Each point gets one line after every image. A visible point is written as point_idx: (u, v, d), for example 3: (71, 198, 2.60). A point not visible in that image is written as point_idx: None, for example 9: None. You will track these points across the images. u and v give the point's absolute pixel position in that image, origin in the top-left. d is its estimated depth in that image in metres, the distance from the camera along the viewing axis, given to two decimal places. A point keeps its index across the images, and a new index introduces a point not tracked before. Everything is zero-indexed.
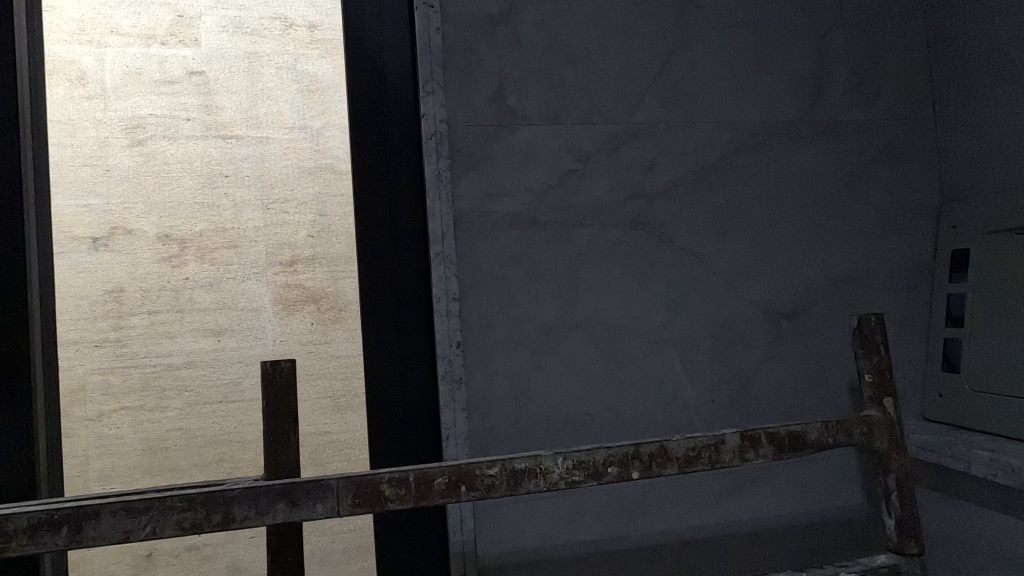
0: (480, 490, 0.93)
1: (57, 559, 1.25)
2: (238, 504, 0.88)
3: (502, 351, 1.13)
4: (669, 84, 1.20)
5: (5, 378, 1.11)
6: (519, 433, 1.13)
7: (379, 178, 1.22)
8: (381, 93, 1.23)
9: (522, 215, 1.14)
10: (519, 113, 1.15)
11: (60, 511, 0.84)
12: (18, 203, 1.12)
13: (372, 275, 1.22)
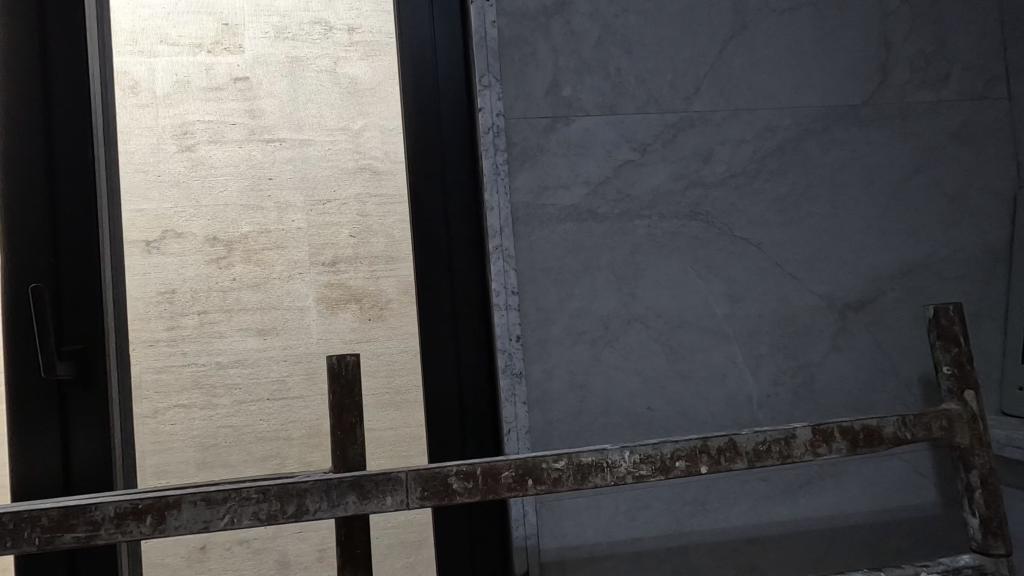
0: (547, 484, 0.93)
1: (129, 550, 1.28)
2: (311, 495, 0.89)
3: (561, 345, 1.11)
4: (728, 70, 1.17)
5: (84, 375, 1.17)
6: (579, 427, 1.11)
7: (434, 176, 1.25)
8: (434, 93, 1.27)
9: (580, 208, 1.13)
10: (574, 104, 1.13)
11: (144, 501, 0.86)
12: (92, 212, 1.19)
13: (429, 272, 1.24)
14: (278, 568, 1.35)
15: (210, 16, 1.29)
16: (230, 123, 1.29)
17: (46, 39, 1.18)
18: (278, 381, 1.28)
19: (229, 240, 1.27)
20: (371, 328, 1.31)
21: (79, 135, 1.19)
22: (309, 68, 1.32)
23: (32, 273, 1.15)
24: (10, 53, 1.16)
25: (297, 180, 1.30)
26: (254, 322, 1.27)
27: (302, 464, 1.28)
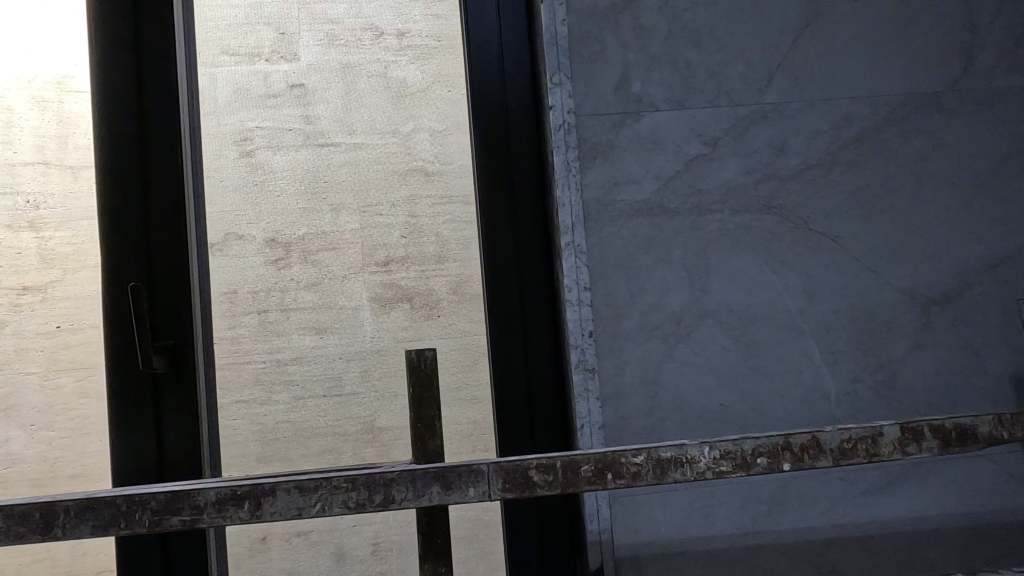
0: (626, 479, 0.93)
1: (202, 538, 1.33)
2: (397, 486, 0.92)
3: (633, 341, 1.11)
4: (802, 60, 1.15)
5: (176, 369, 1.25)
6: (652, 424, 1.11)
7: (502, 179, 1.31)
8: (501, 98, 1.33)
9: (650, 203, 1.12)
10: (644, 99, 1.13)
11: (241, 488, 0.91)
12: (181, 216, 1.27)
13: (498, 270, 1.30)
14: (337, 560, 1.38)
15: (269, 27, 1.34)
16: (287, 129, 1.33)
17: (140, 60, 1.28)
18: (334, 376, 1.32)
19: (288, 241, 1.32)
20: (422, 326, 1.34)
21: (168, 149, 1.27)
22: (362, 74, 1.35)
23: (130, 278, 1.24)
24: (108, 78, 1.26)
25: (351, 183, 1.34)
26: (312, 318, 1.32)
27: (357, 459, 1.31)
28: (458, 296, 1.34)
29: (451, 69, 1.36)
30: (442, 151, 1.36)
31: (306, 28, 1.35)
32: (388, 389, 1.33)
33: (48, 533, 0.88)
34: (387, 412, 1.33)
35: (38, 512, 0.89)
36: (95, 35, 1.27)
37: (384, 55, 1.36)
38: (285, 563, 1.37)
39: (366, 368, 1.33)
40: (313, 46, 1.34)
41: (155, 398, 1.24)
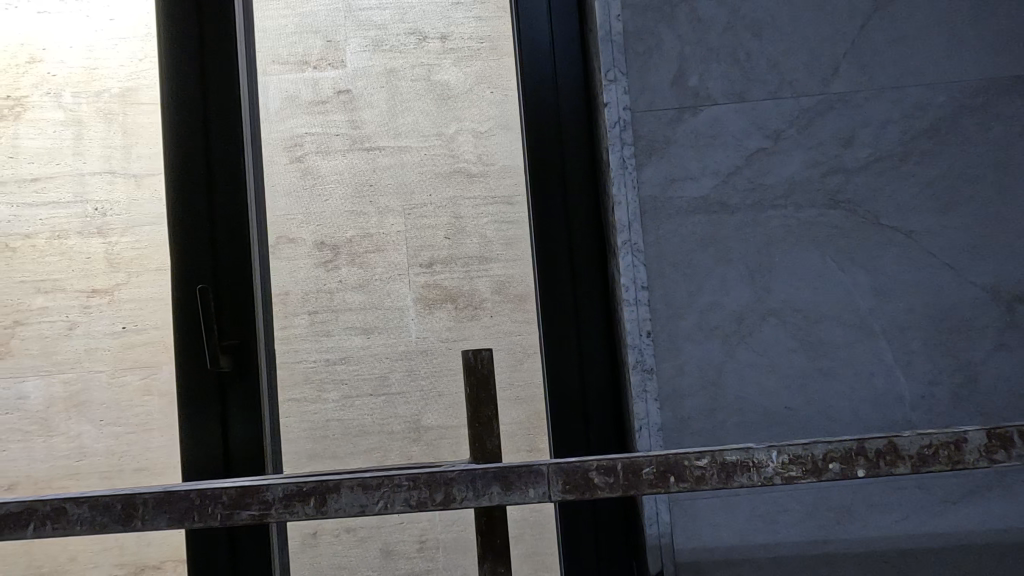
0: (689, 482, 0.90)
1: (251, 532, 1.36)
2: (457, 485, 0.92)
3: (692, 341, 1.08)
4: (870, 48, 1.10)
5: (240, 369, 1.29)
6: (712, 426, 1.08)
7: (555, 179, 1.31)
8: (552, 97, 1.32)
9: (709, 199, 1.09)
10: (702, 93, 1.10)
11: (307, 484, 0.93)
12: (243, 222, 1.31)
13: (552, 270, 1.30)
14: (385, 557, 1.40)
15: (317, 35, 1.36)
16: (335, 134, 1.36)
17: (204, 73, 1.33)
18: (381, 376, 1.34)
19: (337, 243, 1.35)
20: (467, 327, 1.34)
21: (231, 155, 1.32)
22: (405, 78, 1.36)
23: (198, 281, 1.30)
24: (177, 89, 1.32)
25: (396, 186, 1.36)
26: (359, 319, 1.34)
27: (403, 458, 1.33)
28: (502, 296, 1.34)
29: (492, 70, 1.36)
30: (486, 152, 1.36)
31: (352, 34, 1.37)
32: (433, 388, 1.34)
33: (129, 524, 0.93)
34: (432, 412, 1.34)
35: (119, 504, 0.93)
36: (167, 49, 1.33)
37: (427, 59, 1.36)
38: (335, 558, 1.39)
39: (412, 368, 1.34)
40: (358, 52, 1.36)
41: (221, 398, 1.29)
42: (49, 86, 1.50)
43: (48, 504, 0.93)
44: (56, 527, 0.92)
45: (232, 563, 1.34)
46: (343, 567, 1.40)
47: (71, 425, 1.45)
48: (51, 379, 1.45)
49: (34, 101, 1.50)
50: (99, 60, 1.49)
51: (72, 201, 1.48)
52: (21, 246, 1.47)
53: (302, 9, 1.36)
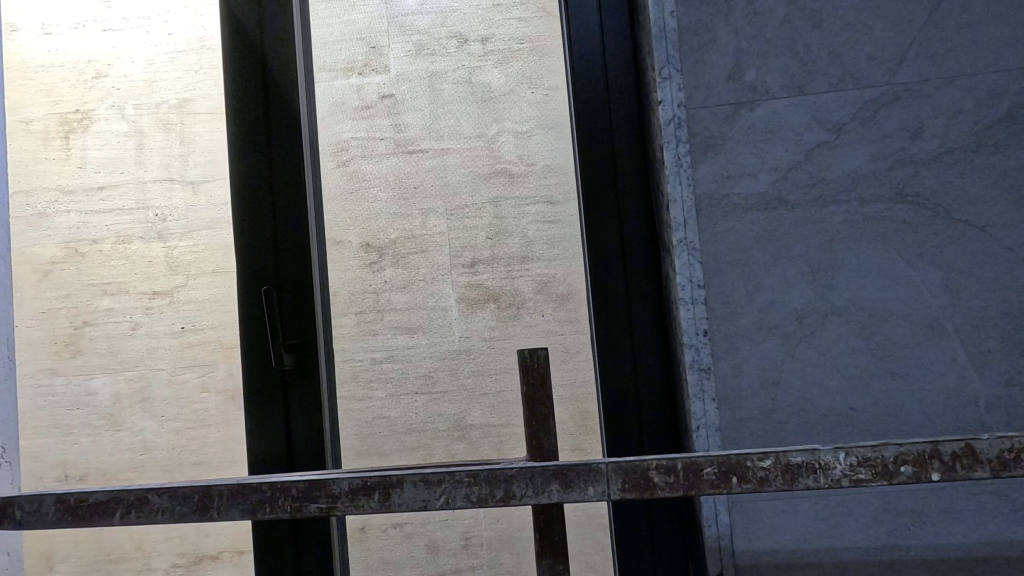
0: (752, 483, 0.88)
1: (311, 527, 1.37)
2: (517, 482, 0.93)
3: (750, 340, 1.07)
4: (939, 35, 1.05)
5: (302, 368, 1.34)
6: (772, 427, 1.06)
7: (607, 176, 1.29)
8: (604, 91, 1.30)
9: (767, 195, 1.07)
10: (759, 88, 1.08)
11: (372, 479, 0.96)
12: (303, 225, 1.35)
13: (605, 269, 1.28)
14: (430, 552, 1.53)
15: (361, 41, 1.47)
16: (380, 137, 1.48)
17: (267, 75, 1.37)
18: (426, 373, 1.47)
19: (383, 246, 1.45)
20: (509, 326, 1.47)
21: (291, 158, 1.36)
22: (447, 80, 1.49)
23: (261, 279, 1.35)
24: (237, 89, 1.36)
25: (438, 188, 1.47)
26: (402, 320, 1.45)
27: (447, 455, 1.44)
28: (542, 294, 1.46)
29: (532, 69, 1.47)
30: (526, 153, 1.46)
31: (395, 40, 1.49)
32: (475, 387, 1.45)
33: (206, 513, 0.98)
34: (475, 410, 1.45)
35: (196, 495, 0.98)
36: (231, 51, 1.36)
37: (468, 61, 1.48)
38: (385, 553, 1.50)
39: (455, 368, 1.46)
40: (400, 58, 1.48)
41: (283, 395, 1.33)
42: (111, 101, 2.77)
43: (131, 493, 0.99)
44: (140, 515, 0.98)
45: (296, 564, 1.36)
46: (389, 562, 1.50)
47: (131, 415, 2.67)
48: (113, 373, 2.64)
49: (98, 115, 2.77)
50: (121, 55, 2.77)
51: (138, 207, 2.75)
52: (91, 249, 2.72)
53: (349, 17, 1.48)
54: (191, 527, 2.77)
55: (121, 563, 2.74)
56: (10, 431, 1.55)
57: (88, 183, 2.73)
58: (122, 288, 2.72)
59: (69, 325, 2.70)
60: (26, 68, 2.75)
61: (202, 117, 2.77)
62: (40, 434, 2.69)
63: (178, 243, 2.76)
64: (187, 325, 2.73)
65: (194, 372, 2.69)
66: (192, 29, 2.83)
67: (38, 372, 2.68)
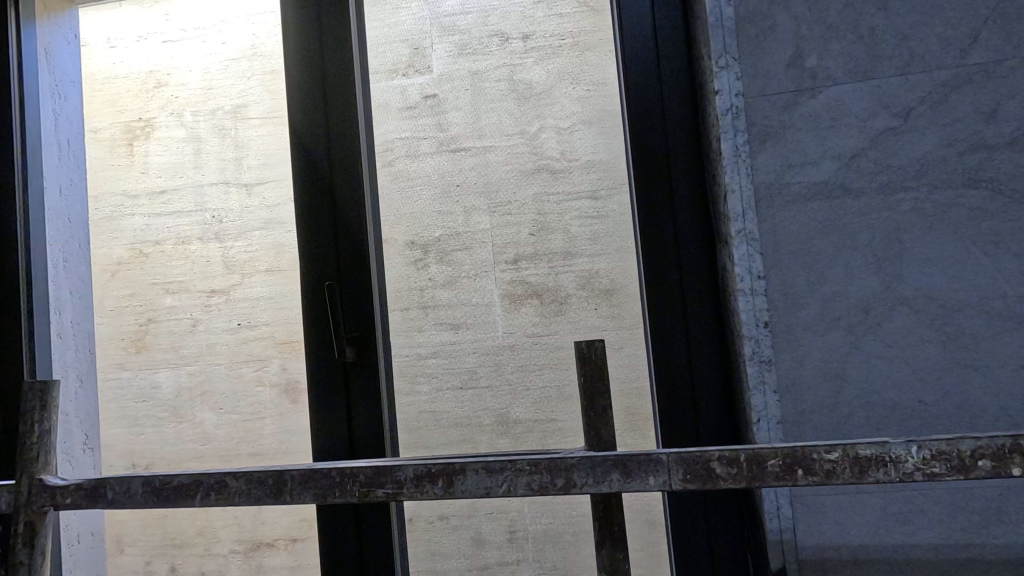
0: (819, 476, 0.86)
1: (373, 509, 1.41)
2: (578, 470, 0.93)
3: (813, 332, 1.05)
4: (1016, 12, 1.01)
5: (362, 358, 1.39)
6: (836, 420, 1.04)
7: (660, 166, 1.28)
8: (657, 82, 1.29)
9: (830, 184, 1.05)
10: (821, 74, 1.06)
11: (435, 466, 0.97)
12: (361, 220, 1.40)
13: (659, 260, 1.28)
14: (476, 544, 1.62)
15: (404, 45, 1.59)
16: (424, 138, 1.58)
17: (325, 75, 1.42)
18: (470, 371, 1.55)
19: (427, 243, 1.56)
20: (553, 321, 1.56)
21: (350, 155, 1.41)
22: (489, 79, 1.60)
23: (323, 276, 1.40)
24: (300, 90, 1.42)
25: (481, 185, 1.56)
26: (448, 317, 1.56)
27: (493, 447, 1.53)
28: (586, 290, 1.55)
29: (574, 67, 1.58)
30: (568, 148, 1.58)
31: (437, 42, 1.61)
32: (520, 383, 1.55)
33: (280, 497, 0.99)
34: (519, 407, 1.54)
35: (271, 479, 1.00)
36: (293, 53, 1.43)
37: (510, 60, 1.60)
38: (433, 544, 1.60)
39: (499, 364, 1.55)
40: (444, 59, 1.60)
41: (345, 384, 1.39)
42: (172, 108, 2.91)
43: (211, 476, 1.00)
44: (219, 497, 0.99)
45: (359, 553, 1.41)
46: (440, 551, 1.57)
47: (192, 408, 2.84)
48: (178, 368, 2.84)
49: (161, 122, 2.91)
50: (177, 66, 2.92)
51: (196, 209, 2.87)
52: (153, 252, 2.89)
53: (390, 21, 1.58)
54: (249, 515, 2.90)
55: (184, 547, 2.89)
56: (91, 419, 1.71)
57: (150, 187, 2.87)
58: (183, 286, 2.86)
59: (134, 322, 2.85)
60: (95, 80, 2.93)
61: (255, 121, 2.88)
62: (110, 425, 2.86)
63: (234, 243, 2.88)
64: (243, 322, 2.86)
65: (250, 366, 2.84)
66: (244, 36, 2.95)
67: (108, 367, 2.84)
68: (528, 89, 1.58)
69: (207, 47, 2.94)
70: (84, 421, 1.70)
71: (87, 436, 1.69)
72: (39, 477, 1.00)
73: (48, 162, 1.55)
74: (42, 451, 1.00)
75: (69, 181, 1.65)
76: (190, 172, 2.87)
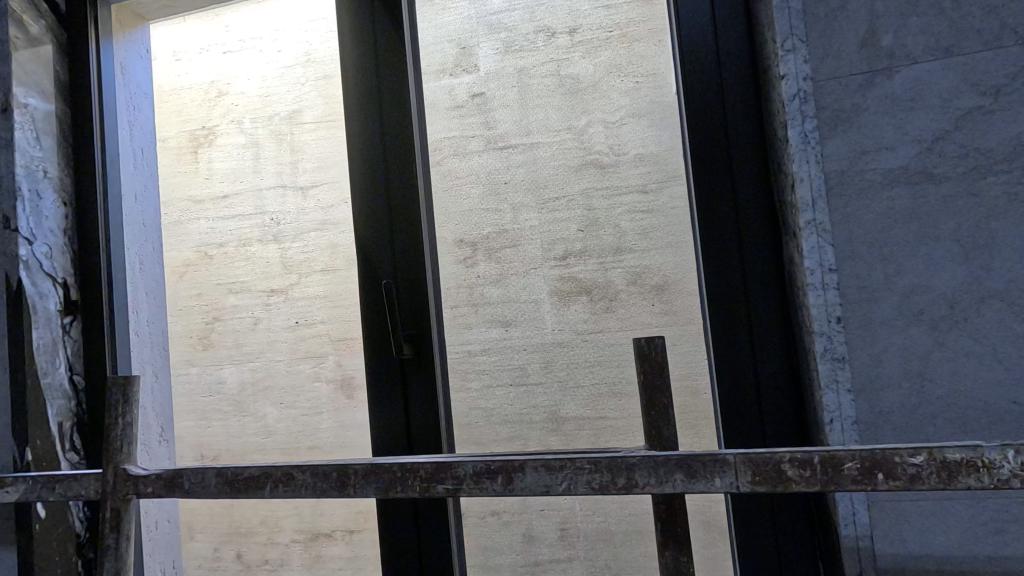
0: (901, 480, 0.78)
1: (431, 503, 1.43)
2: (639, 470, 0.89)
3: (891, 327, 0.99)
4: None
5: (419, 355, 1.41)
6: (918, 421, 0.97)
7: (720, 156, 1.24)
8: (715, 71, 1.25)
9: (909, 169, 0.98)
10: (898, 52, 0.99)
11: (494, 462, 0.95)
12: (418, 219, 1.42)
13: (720, 254, 1.23)
14: (527, 540, 1.65)
15: (452, 44, 1.61)
16: (472, 136, 1.59)
17: (380, 78, 1.45)
18: (518, 368, 1.58)
19: (474, 241, 1.54)
20: (602, 319, 1.59)
21: (405, 155, 1.43)
22: (536, 75, 1.64)
23: (381, 274, 1.42)
24: (358, 91, 1.45)
25: (529, 182, 1.60)
26: (498, 313, 1.57)
27: (542, 444, 1.57)
28: (636, 287, 1.59)
29: (622, 59, 1.62)
30: (616, 143, 1.64)
31: (484, 40, 1.63)
32: (570, 381, 1.57)
33: (344, 490, 1.00)
34: (570, 404, 1.57)
35: (335, 473, 1.00)
36: (348, 57, 1.45)
37: (556, 55, 1.63)
38: (485, 539, 1.61)
39: (548, 360, 1.58)
40: (490, 57, 1.63)
41: (402, 382, 1.41)
42: (233, 116, 3.04)
43: (279, 469, 1.02)
44: (286, 489, 1.01)
45: (417, 547, 1.43)
46: (490, 547, 1.57)
47: (255, 404, 2.96)
48: (242, 366, 2.96)
49: (222, 129, 3.05)
50: (237, 75, 3.05)
51: (256, 213, 3.00)
52: (217, 253, 3.02)
53: (438, 22, 1.61)
54: (308, 506, 3.01)
55: (249, 535, 3.03)
56: (166, 413, 1.82)
57: (214, 193, 3.01)
58: (245, 286, 3.00)
59: (201, 321, 3.01)
60: (162, 92, 3.10)
61: (310, 126, 2.99)
62: (180, 417, 3.02)
63: (292, 244, 2.99)
64: (300, 320, 2.97)
65: (308, 363, 2.95)
66: (299, 43, 3.04)
67: (178, 362, 3.01)
68: (575, 83, 1.63)
69: (264, 56, 3.06)
70: (160, 415, 1.80)
71: (162, 429, 1.80)
72: (123, 466, 1.06)
73: (124, 171, 1.64)
74: (125, 442, 1.06)
75: (143, 188, 1.74)
76: (250, 176, 3.00)
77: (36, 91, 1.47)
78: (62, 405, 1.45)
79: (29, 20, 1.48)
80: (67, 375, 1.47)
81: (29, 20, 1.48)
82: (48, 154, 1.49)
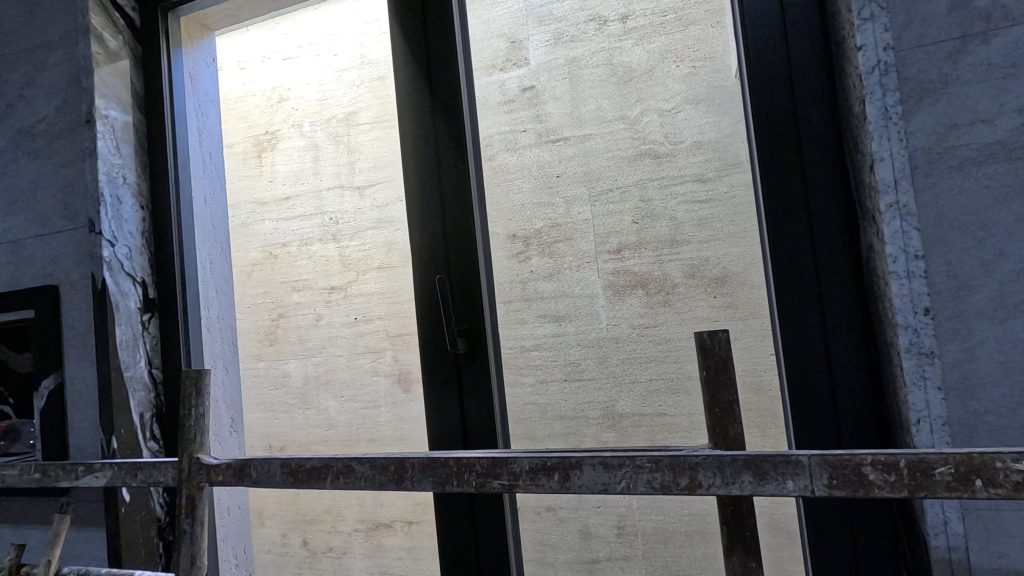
0: (1004, 488, 0.70)
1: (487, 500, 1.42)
2: (703, 471, 0.84)
3: (988, 319, 0.89)
4: None
5: (473, 351, 1.37)
6: (1020, 422, 0.88)
7: (789, 138, 1.16)
8: (783, 49, 1.17)
9: (1008, 144, 0.89)
10: (995, 14, 0.89)
11: (551, 459, 0.92)
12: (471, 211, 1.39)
13: (790, 243, 1.15)
14: (585, 537, 1.64)
15: (501, 37, 1.58)
16: (523, 130, 1.60)
17: (430, 71, 1.43)
18: (574, 362, 1.58)
19: (529, 236, 1.54)
20: (659, 314, 1.64)
21: (456, 147, 1.40)
22: (586, 65, 1.69)
23: (436, 267, 1.41)
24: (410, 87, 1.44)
25: (581, 175, 1.61)
26: (552, 307, 1.57)
27: (599, 439, 1.57)
28: (695, 280, 1.73)
29: (677, 45, 1.75)
30: (671, 131, 1.79)
31: (534, 32, 1.66)
32: (627, 376, 1.58)
33: (401, 483, 1.00)
34: (625, 400, 1.60)
35: (392, 466, 1.01)
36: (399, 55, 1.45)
37: (607, 45, 1.70)
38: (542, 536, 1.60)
39: (604, 356, 1.58)
40: (539, 50, 1.67)
41: (457, 377, 1.39)
42: (293, 120, 3.16)
43: (339, 461, 1.04)
44: (346, 480, 1.03)
45: (474, 546, 1.43)
46: (546, 543, 1.56)
47: (318, 398, 3.07)
48: (305, 361, 3.08)
49: (284, 134, 3.17)
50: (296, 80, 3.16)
51: (317, 214, 3.12)
52: (281, 253, 3.15)
53: (488, 17, 1.58)
54: (370, 497, 3.09)
55: (314, 523, 3.15)
56: (235, 404, 1.89)
57: (278, 194, 3.14)
58: (307, 284, 3.11)
59: (268, 318, 3.14)
60: (229, 100, 3.25)
61: (365, 127, 3.06)
62: (250, 410, 3.17)
63: (350, 243, 3.06)
64: (359, 317, 3.05)
65: (367, 358, 3.03)
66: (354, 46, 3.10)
67: (247, 358, 3.16)
68: (627, 72, 1.69)
69: (321, 61, 3.16)
70: (230, 407, 1.88)
71: (232, 421, 1.87)
72: (196, 456, 1.11)
73: (194, 174, 1.73)
74: (198, 433, 1.11)
75: (212, 191, 1.81)
76: (311, 178, 3.11)
77: (115, 102, 1.57)
78: (142, 397, 1.54)
79: (108, 35, 1.58)
80: (146, 368, 1.57)
81: (108, 36, 1.58)
82: (126, 161, 1.58)
